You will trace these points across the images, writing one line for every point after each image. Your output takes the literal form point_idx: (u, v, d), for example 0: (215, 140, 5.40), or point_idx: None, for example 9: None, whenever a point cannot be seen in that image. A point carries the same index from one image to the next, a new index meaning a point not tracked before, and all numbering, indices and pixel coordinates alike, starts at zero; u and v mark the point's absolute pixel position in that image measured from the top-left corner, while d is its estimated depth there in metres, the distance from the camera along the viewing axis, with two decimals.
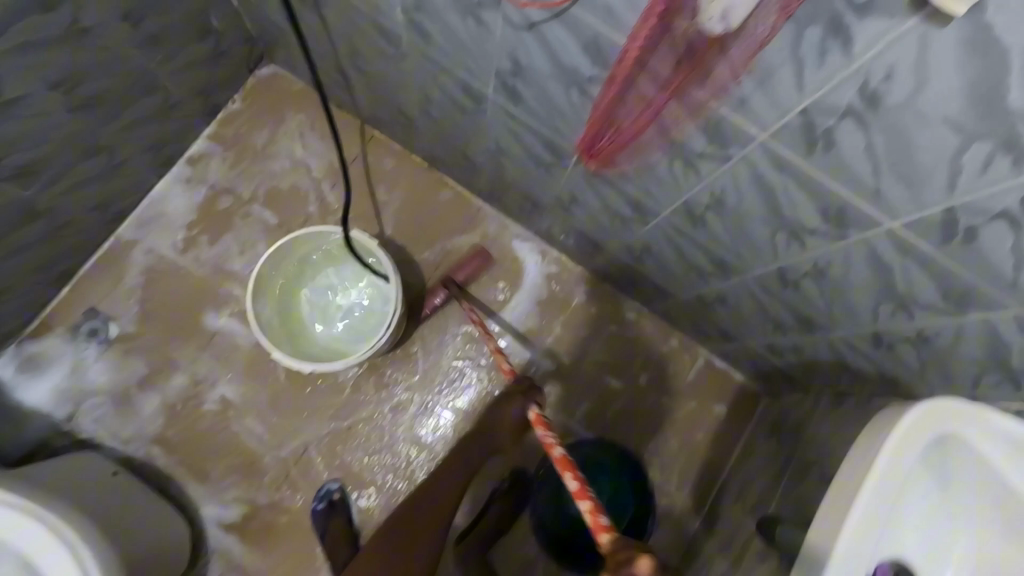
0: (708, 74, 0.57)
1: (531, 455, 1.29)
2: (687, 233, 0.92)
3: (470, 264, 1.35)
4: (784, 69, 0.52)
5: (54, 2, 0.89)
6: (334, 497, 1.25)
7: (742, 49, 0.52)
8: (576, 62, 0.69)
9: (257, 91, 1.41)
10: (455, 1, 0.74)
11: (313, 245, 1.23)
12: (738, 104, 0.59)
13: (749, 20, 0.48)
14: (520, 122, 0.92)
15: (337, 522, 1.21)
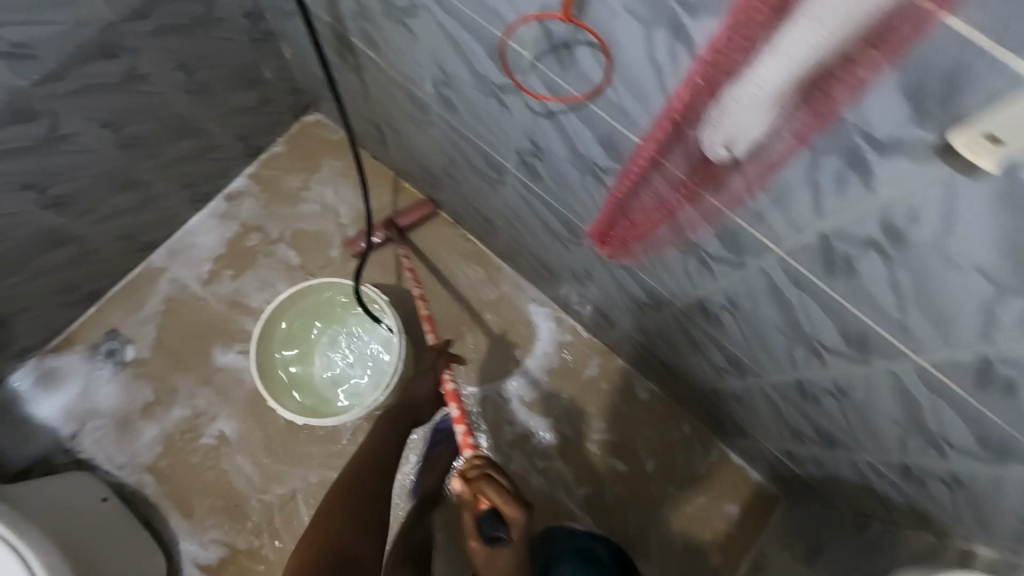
0: (721, 185, 0.55)
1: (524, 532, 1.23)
2: (702, 326, 0.87)
3: (417, 212, 1.38)
4: (802, 191, 0.49)
5: (115, 51, 0.95)
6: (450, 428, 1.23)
7: (754, 167, 0.50)
8: (592, 152, 0.68)
9: (298, 137, 1.47)
10: (479, 82, 0.74)
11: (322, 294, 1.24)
12: (754, 217, 0.56)
13: (759, 142, 0.46)
14: (538, 196, 0.91)
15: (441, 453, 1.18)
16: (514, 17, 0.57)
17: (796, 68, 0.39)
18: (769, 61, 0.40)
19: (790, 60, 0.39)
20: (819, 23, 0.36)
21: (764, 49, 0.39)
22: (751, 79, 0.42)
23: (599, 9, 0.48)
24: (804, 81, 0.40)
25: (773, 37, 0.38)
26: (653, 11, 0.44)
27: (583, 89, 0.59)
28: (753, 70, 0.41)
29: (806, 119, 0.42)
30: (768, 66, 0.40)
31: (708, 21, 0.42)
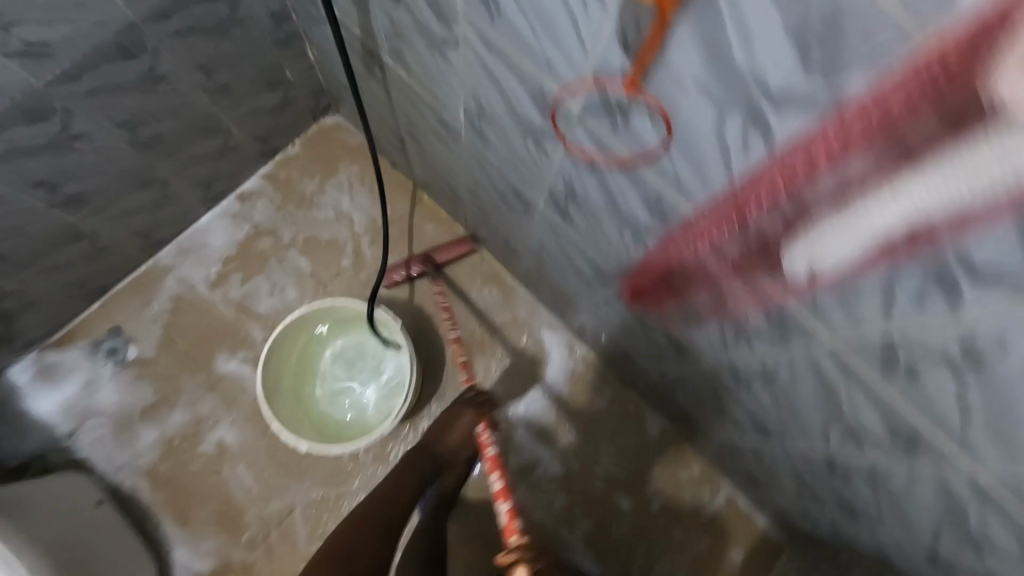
0: (773, 268, 0.51)
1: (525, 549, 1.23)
2: (729, 385, 0.84)
3: (452, 249, 1.34)
4: (872, 298, 0.45)
5: (136, 51, 0.91)
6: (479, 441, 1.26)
7: (819, 269, 0.47)
8: (634, 210, 0.64)
9: (316, 139, 1.42)
10: (518, 121, 0.70)
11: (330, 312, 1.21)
12: (807, 308, 0.52)
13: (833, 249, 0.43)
14: (568, 236, 0.87)
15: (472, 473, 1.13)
16: (568, 71, 0.53)
17: (918, 216, 0.36)
18: (887, 198, 0.37)
19: (914, 207, 0.36)
20: (958, 179, 0.32)
21: (876, 173, 0.36)
22: (863, 213, 0.39)
23: (667, 81, 0.44)
24: (899, 207, 0.36)
25: (900, 175, 0.35)
26: (730, 95, 0.40)
27: (636, 152, 0.55)
28: (859, 193, 0.38)
29: (893, 241, 0.39)
30: (887, 208, 0.37)
31: (795, 116, 0.37)
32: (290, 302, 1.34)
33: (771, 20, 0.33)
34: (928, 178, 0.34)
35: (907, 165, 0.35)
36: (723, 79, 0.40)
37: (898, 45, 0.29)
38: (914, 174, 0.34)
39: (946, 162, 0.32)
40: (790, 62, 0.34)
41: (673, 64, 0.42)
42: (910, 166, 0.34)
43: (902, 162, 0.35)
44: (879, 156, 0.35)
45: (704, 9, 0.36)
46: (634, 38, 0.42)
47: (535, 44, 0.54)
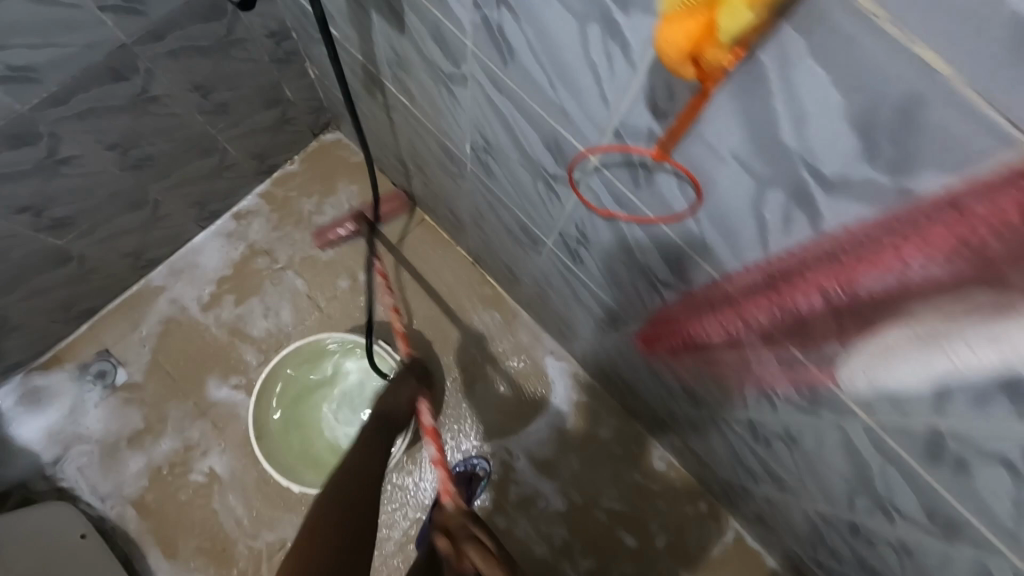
0: (807, 345, 0.46)
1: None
2: (745, 437, 0.79)
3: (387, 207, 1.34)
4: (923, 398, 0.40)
5: (127, 73, 0.86)
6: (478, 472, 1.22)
7: (866, 356, 0.42)
8: (653, 264, 0.60)
9: (315, 156, 1.37)
10: (528, 163, 0.66)
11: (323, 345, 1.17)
12: (843, 391, 0.47)
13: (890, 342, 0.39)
14: (576, 275, 0.83)
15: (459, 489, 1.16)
16: (587, 124, 0.49)
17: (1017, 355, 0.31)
18: (980, 333, 0.32)
19: (1010, 345, 0.31)
20: None
21: (951, 287, 0.32)
22: (948, 340, 0.34)
23: (700, 149, 0.40)
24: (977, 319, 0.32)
25: (986, 299, 0.30)
26: (774, 172, 0.36)
27: (660, 212, 0.51)
28: (929, 303, 0.34)
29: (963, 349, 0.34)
30: (978, 342, 0.33)
31: (850, 204, 0.33)
32: (285, 325, 1.29)
33: (832, 106, 0.29)
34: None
35: (990, 288, 0.30)
36: (767, 156, 0.35)
37: (989, 150, 0.25)
38: (1009, 307, 0.30)
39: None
40: (852, 150, 0.30)
41: (709, 133, 0.38)
42: (999, 294, 0.30)
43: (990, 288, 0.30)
44: (954, 270, 0.31)
45: (751, 84, 0.32)
46: (667, 103, 0.38)
47: (552, 94, 0.50)
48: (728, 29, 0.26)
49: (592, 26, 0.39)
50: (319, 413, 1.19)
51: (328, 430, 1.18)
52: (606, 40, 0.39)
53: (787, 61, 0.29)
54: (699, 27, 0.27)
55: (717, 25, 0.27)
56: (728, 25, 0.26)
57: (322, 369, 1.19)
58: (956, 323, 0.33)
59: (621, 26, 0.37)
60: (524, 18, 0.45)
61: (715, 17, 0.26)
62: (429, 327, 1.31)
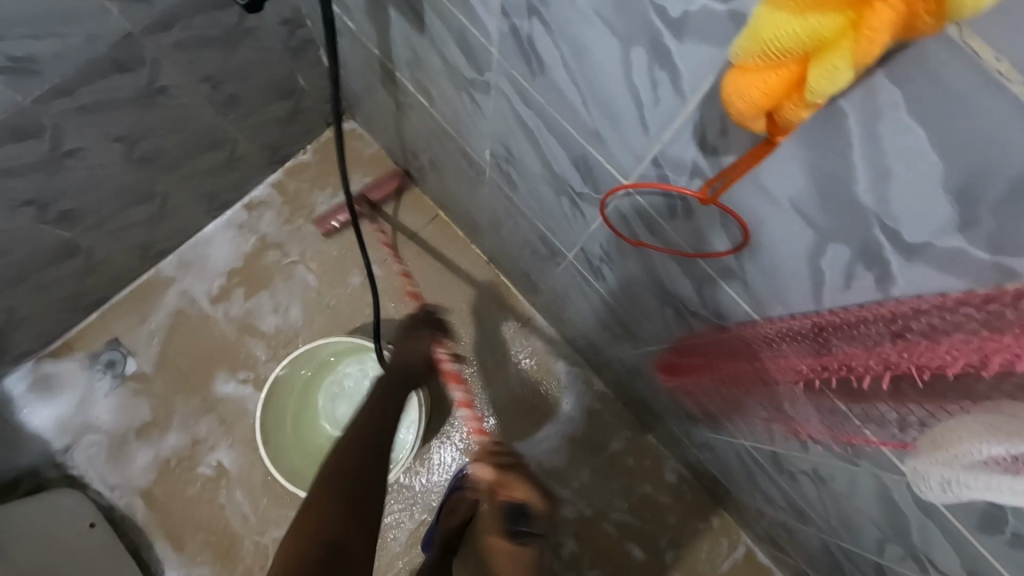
0: (853, 401, 0.42)
1: None
2: (767, 466, 0.76)
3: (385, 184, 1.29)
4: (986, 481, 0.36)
5: (133, 64, 0.83)
6: None
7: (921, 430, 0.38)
8: (683, 294, 0.56)
9: (328, 147, 1.33)
10: (552, 179, 0.62)
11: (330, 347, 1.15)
12: (895, 460, 0.43)
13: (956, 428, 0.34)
14: (597, 291, 0.79)
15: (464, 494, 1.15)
16: (621, 149, 0.45)
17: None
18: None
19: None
20: None
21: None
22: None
23: (754, 192, 0.35)
24: None
25: None
26: (840, 226, 0.32)
27: (696, 246, 0.47)
28: (1014, 395, 0.29)
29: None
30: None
31: (931, 273, 0.29)
32: (294, 321, 1.27)
33: (928, 168, 0.25)
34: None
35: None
36: (835, 209, 0.31)
37: None
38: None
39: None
40: (944, 219, 0.26)
41: (766, 177, 0.33)
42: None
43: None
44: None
45: (827, 134, 0.28)
46: (717, 140, 0.34)
47: (584, 113, 0.45)
48: (819, 88, 0.22)
49: (637, 49, 0.35)
50: (326, 415, 1.17)
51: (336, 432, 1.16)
52: (653, 65, 0.34)
53: (876, 115, 0.25)
54: (784, 83, 0.23)
55: (807, 80, 0.23)
56: (820, 84, 0.22)
57: (329, 373, 1.17)
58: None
59: (672, 53, 0.32)
60: (557, 32, 0.40)
61: (805, 74, 0.22)
62: None
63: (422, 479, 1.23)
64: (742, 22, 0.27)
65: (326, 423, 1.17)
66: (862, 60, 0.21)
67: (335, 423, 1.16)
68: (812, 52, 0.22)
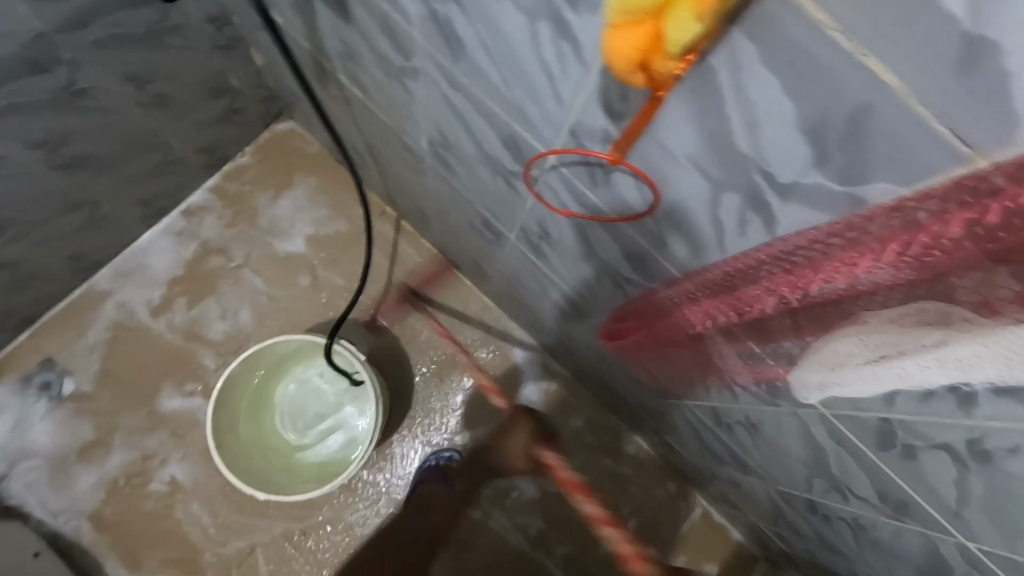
0: (764, 342, 0.47)
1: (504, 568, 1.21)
2: (709, 424, 0.81)
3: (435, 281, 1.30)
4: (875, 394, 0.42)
5: (48, 65, 0.80)
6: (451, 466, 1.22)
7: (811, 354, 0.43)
8: (614, 261, 0.59)
9: (268, 149, 1.31)
10: (486, 160, 0.64)
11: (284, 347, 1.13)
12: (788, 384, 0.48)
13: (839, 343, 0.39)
14: (542, 271, 0.82)
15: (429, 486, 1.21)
16: (544, 124, 0.47)
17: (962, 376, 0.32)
18: (926, 352, 0.33)
19: (960, 370, 0.32)
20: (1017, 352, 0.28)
21: (900, 290, 0.32)
22: (895, 353, 0.35)
23: (656, 151, 0.39)
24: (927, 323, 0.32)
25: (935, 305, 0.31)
26: (729, 176, 0.36)
27: (619, 211, 0.50)
28: (881, 310, 0.34)
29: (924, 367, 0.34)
30: (926, 362, 0.33)
31: (803, 210, 0.33)
32: (244, 326, 1.24)
33: (784, 114, 0.29)
34: (977, 340, 0.30)
35: (940, 297, 0.30)
36: (722, 160, 0.35)
37: (938, 164, 0.25)
38: (951, 321, 0.30)
39: (997, 330, 0.28)
40: (804, 157, 0.30)
41: (664, 136, 0.37)
42: (948, 306, 0.30)
43: (943, 300, 0.30)
44: (904, 277, 0.31)
45: (705, 88, 0.31)
46: (620, 106, 0.37)
47: (506, 92, 0.48)
48: (674, 35, 0.27)
49: (542, 25, 0.37)
50: (283, 417, 1.16)
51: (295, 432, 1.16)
52: (557, 38, 0.37)
53: (738, 67, 0.28)
54: (648, 36, 0.28)
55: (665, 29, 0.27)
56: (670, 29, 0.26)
57: (284, 374, 1.17)
58: (904, 330, 0.33)
59: (571, 24, 0.35)
60: (472, 13, 0.43)
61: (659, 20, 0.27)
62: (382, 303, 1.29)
63: (388, 475, 1.23)
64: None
65: (284, 425, 1.16)
66: (703, 10, 0.25)
67: (292, 423, 1.16)
68: (662, 7, 0.26)
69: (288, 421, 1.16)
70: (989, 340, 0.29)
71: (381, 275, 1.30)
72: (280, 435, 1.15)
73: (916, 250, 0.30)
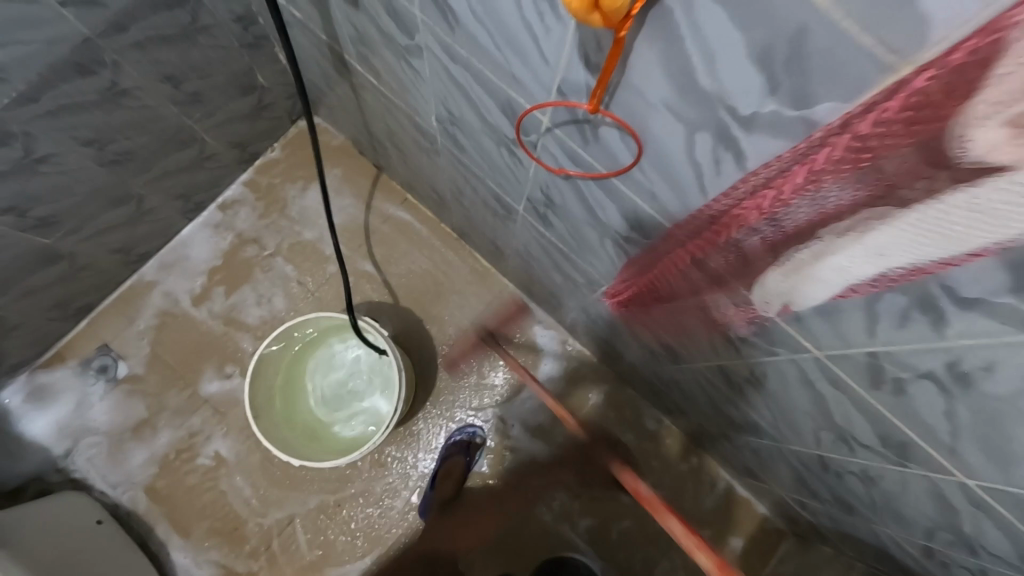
0: (755, 285, 0.49)
1: (528, 539, 1.25)
2: (721, 387, 0.82)
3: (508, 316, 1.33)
4: (856, 325, 0.43)
5: (93, 67, 0.88)
6: (475, 441, 1.26)
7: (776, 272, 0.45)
8: (611, 220, 0.62)
9: (296, 143, 1.38)
10: (490, 131, 0.67)
11: (315, 326, 1.20)
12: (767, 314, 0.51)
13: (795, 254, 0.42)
14: (551, 240, 0.85)
15: (456, 461, 1.22)
16: (534, 86, 0.51)
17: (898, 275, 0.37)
18: (856, 248, 0.37)
19: (885, 260, 0.36)
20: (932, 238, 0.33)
21: (857, 203, 0.35)
22: (831, 252, 0.39)
23: (632, 99, 0.42)
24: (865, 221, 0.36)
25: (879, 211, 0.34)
26: (700, 115, 0.38)
27: (610, 166, 0.52)
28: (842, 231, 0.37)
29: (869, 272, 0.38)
30: (856, 256, 0.38)
31: (769, 140, 0.35)
32: (278, 311, 1.32)
33: (734, 45, 0.31)
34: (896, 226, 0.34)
35: (890, 206, 0.34)
36: (691, 99, 0.37)
37: (873, 77, 0.28)
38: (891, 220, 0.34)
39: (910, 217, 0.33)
40: (759, 87, 0.33)
41: (638, 83, 0.40)
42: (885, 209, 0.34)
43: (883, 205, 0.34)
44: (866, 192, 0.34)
45: (665, 30, 0.34)
46: (597, 56, 0.40)
47: (498, 57, 0.51)
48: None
49: None
50: (314, 393, 1.23)
51: (327, 407, 1.22)
52: None
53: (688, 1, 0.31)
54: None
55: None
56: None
57: (315, 353, 1.24)
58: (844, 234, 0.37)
59: None
60: None
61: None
62: (406, 286, 1.34)
63: (417, 449, 1.28)
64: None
65: (316, 400, 1.23)
66: None
67: (323, 398, 1.23)
68: None
69: (319, 396, 1.23)
70: (902, 224, 0.34)
71: (402, 260, 1.35)
72: (311, 410, 1.22)
73: (849, 153, 0.33)
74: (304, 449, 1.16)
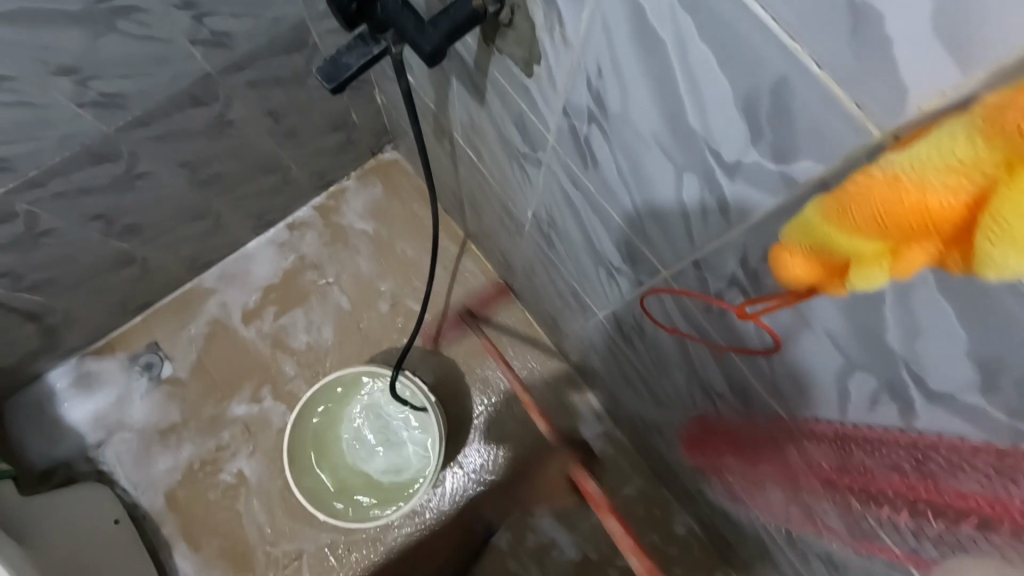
0: (869, 501, 0.47)
1: None
2: (780, 545, 0.76)
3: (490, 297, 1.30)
4: None
5: (206, 100, 0.89)
6: None
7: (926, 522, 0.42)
8: (710, 376, 0.59)
9: (372, 174, 1.38)
10: (592, 251, 0.65)
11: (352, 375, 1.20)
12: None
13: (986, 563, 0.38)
14: (624, 352, 0.82)
15: None
16: (665, 248, 0.50)
17: None
18: None
19: None
20: None
21: None
22: None
23: (794, 320, 0.41)
24: None
25: None
26: (869, 360, 0.37)
27: (730, 341, 0.50)
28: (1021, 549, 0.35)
29: None
30: None
31: (951, 418, 0.35)
32: (325, 341, 1.31)
33: (951, 339, 0.30)
34: None
35: None
36: (869, 349, 0.36)
37: None
38: None
39: None
40: (966, 380, 0.32)
41: (811, 313, 0.38)
42: None
43: None
44: None
45: (868, 297, 0.33)
46: (759, 264, 0.40)
47: (631, 209, 0.50)
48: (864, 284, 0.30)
49: (689, 176, 0.40)
50: (346, 438, 1.22)
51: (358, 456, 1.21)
52: (703, 190, 0.40)
53: (907, 293, 0.30)
54: (829, 272, 0.31)
55: (853, 274, 0.30)
56: (858, 279, 0.29)
57: (351, 399, 1.23)
58: None
59: (723, 187, 0.38)
60: (615, 141, 0.45)
61: (847, 273, 0.30)
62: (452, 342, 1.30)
63: (435, 506, 1.24)
64: (791, 184, 0.33)
65: (347, 446, 1.22)
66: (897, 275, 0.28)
67: (354, 446, 1.22)
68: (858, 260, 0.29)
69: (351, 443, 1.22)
70: None
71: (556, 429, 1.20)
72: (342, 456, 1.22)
73: None
74: (329, 496, 1.17)
